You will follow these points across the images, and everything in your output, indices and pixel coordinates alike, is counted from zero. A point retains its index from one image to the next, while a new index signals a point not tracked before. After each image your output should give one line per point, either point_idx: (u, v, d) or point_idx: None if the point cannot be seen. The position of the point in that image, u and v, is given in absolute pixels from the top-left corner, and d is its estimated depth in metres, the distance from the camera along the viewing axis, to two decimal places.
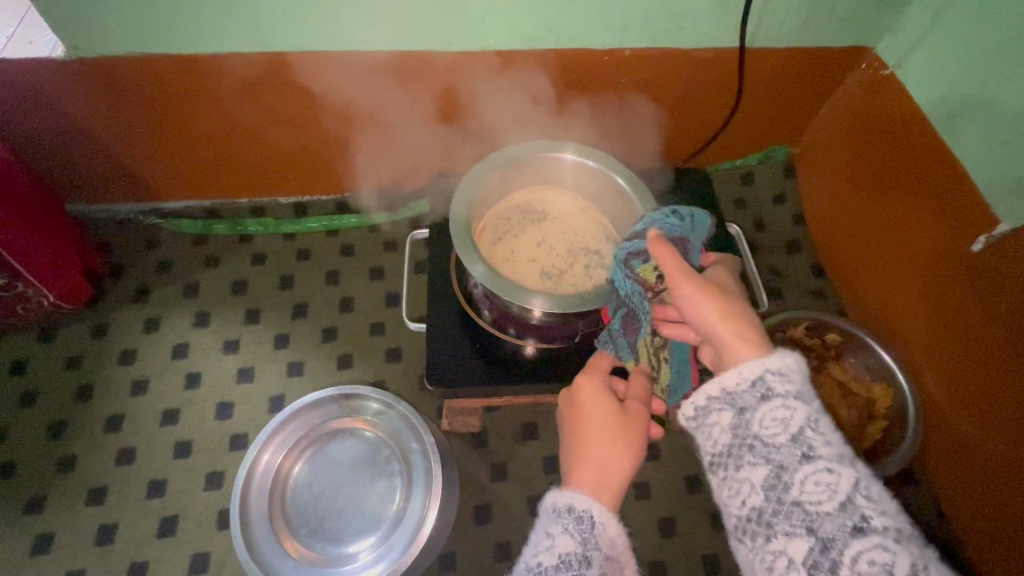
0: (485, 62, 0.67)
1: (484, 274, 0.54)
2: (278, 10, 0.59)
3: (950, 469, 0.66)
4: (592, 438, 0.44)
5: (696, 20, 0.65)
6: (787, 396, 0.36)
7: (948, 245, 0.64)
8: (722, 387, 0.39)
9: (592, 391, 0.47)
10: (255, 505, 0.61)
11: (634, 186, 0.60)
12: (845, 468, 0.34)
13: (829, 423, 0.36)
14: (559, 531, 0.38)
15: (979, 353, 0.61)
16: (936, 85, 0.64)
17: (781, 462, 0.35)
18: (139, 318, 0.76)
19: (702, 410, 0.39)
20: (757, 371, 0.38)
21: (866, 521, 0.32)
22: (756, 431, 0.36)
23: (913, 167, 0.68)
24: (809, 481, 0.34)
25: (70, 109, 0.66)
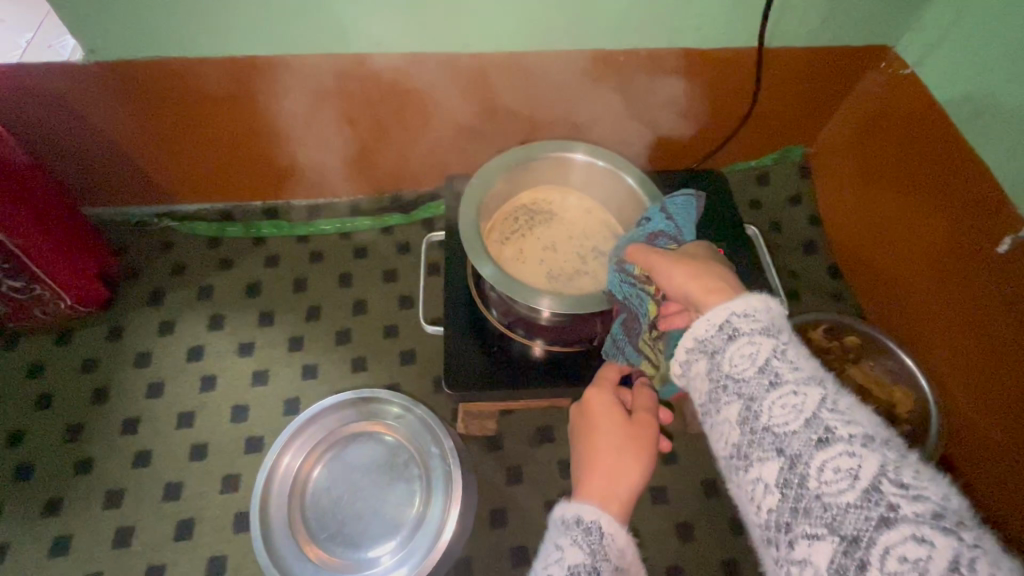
0: (498, 64, 0.67)
1: (495, 276, 0.53)
2: (294, 14, 0.59)
3: (976, 477, 0.65)
4: (603, 446, 0.41)
5: (714, 17, 0.63)
6: (753, 333, 0.34)
7: (974, 246, 0.63)
8: (693, 337, 0.36)
9: (601, 403, 0.44)
10: (275, 507, 0.63)
11: (645, 188, 0.60)
12: (811, 387, 0.31)
13: (798, 349, 0.33)
14: (568, 543, 0.35)
15: (1006, 354, 0.60)
16: (965, 80, 0.62)
17: (750, 394, 0.33)
18: (153, 320, 0.77)
19: (685, 363, 0.37)
20: (722, 316, 0.35)
21: (831, 432, 0.30)
22: (726, 369, 0.34)
23: (938, 166, 0.66)
24: (777, 405, 0.32)
25: (87, 112, 0.67)
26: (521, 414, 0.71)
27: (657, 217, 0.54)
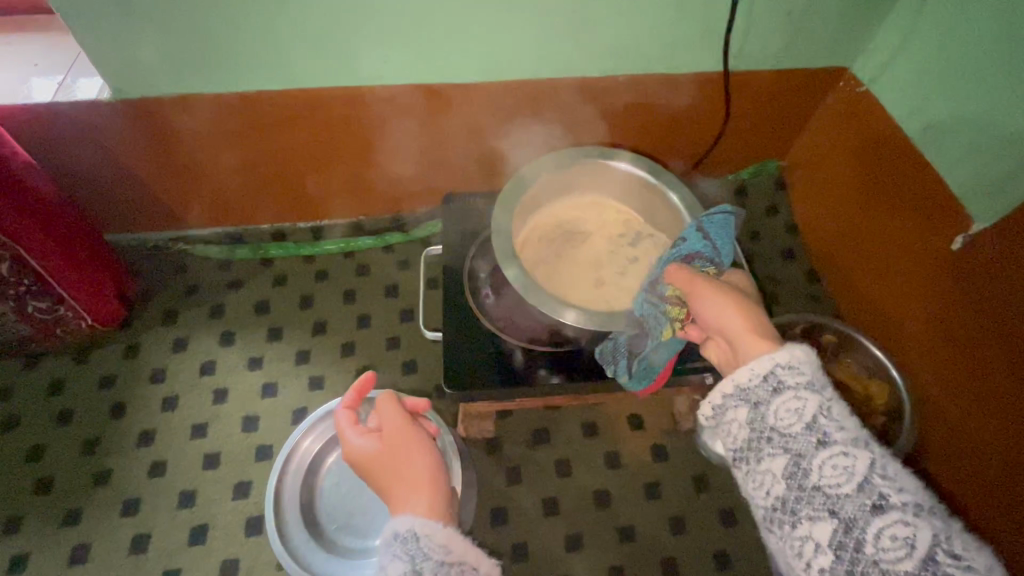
0: (487, 93, 0.73)
1: (520, 278, 0.56)
2: (302, 53, 0.65)
3: (950, 470, 0.68)
4: (404, 470, 0.44)
5: (683, 46, 0.70)
6: (799, 388, 0.38)
7: (930, 245, 0.68)
8: (735, 384, 0.41)
9: (361, 439, 0.46)
10: (289, 491, 0.66)
11: (687, 204, 0.62)
12: (860, 450, 0.36)
13: (842, 409, 0.38)
14: (387, 559, 0.39)
15: (967, 345, 0.64)
16: (914, 96, 0.69)
17: (799, 450, 0.37)
18: (168, 338, 0.81)
19: (720, 408, 0.42)
20: (767, 366, 0.40)
21: (884, 499, 0.34)
22: (772, 422, 0.38)
23: (896, 174, 0.72)
24: (828, 466, 0.36)
25: (111, 145, 0.72)
26: (518, 416, 0.75)
27: (694, 239, 0.55)
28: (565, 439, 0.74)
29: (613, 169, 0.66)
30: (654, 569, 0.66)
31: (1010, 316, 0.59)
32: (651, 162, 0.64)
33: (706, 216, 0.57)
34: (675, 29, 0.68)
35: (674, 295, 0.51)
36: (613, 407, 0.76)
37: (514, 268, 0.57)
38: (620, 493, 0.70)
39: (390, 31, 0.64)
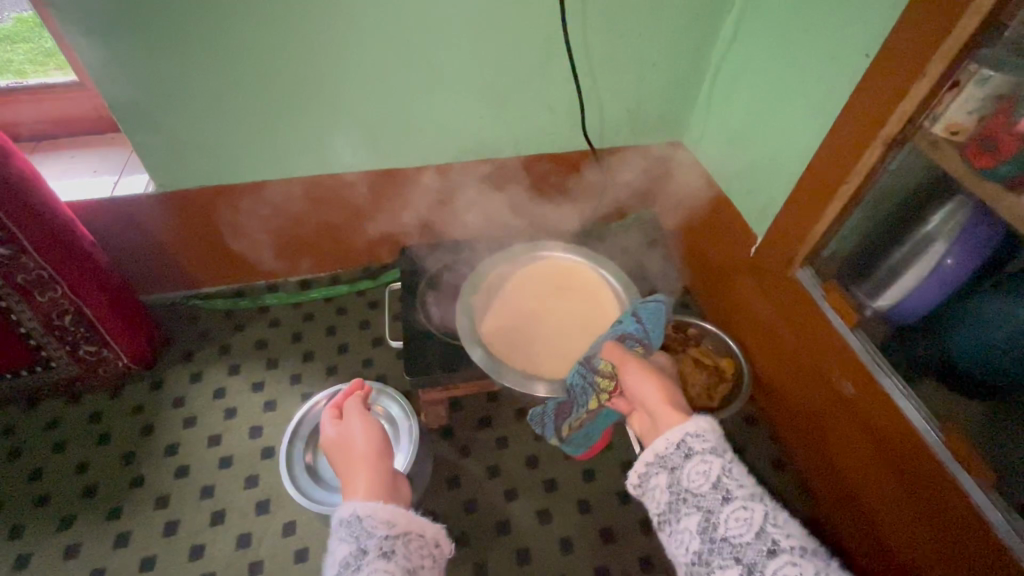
0: (427, 172, 1.04)
1: (481, 356, 0.87)
2: (295, 152, 0.95)
3: (790, 426, 0.90)
4: (357, 446, 0.73)
5: (559, 133, 1.03)
6: (705, 453, 0.61)
7: (738, 255, 0.97)
8: (655, 453, 0.65)
9: (334, 428, 0.77)
10: (298, 446, 0.91)
11: (624, 285, 0.95)
12: (754, 505, 0.57)
13: (739, 471, 0.60)
14: (339, 543, 0.58)
15: (770, 324, 0.90)
16: (711, 158, 1.02)
17: (709, 508, 0.59)
18: (186, 373, 1.03)
19: (646, 474, 0.65)
20: (680, 437, 0.64)
21: (774, 544, 0.54)
22: (686, 485, 0.61)
23: (716, 208, 1.02)
24: (733, 520, 0.57)
25: (150, 225, 0.98)
26: (466, 408, 0.98)
27: (630, 322, 0.83)
28: (502, 421, 0.97)
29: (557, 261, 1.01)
30: (573, 509, 0.88)
31: (778, 296, 0.86)
32: (588, 254, 0.99)
33: (643, 305, 0.85)
34: (550, 123, 1.01)
35: (607, 369, 0.79)
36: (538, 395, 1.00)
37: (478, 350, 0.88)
38: (545, 457, 0.93)
39: (355, 134, 0.95)
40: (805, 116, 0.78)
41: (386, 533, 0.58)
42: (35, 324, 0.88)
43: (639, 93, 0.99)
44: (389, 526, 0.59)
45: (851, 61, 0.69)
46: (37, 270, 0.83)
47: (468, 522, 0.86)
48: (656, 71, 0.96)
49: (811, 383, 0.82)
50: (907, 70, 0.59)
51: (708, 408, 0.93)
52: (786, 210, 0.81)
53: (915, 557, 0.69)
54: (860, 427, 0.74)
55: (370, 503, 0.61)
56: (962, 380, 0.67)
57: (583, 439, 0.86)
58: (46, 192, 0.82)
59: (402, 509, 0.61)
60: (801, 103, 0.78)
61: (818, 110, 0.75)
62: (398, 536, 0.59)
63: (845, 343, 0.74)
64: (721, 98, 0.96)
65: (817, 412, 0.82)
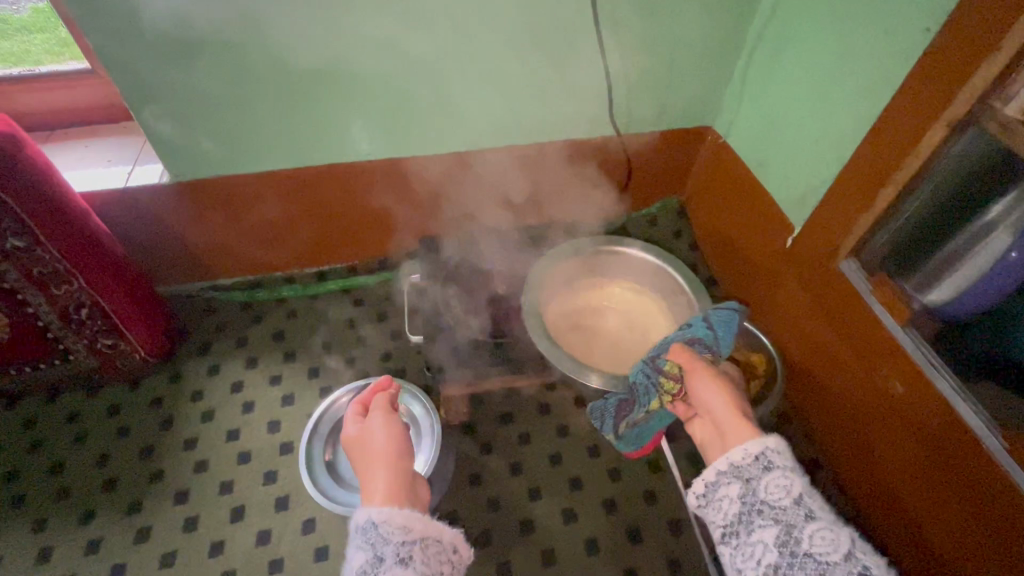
0: (445, 160, 1.00)
1: (546, 344, 0.84)
2: (309, 140, 0.92)
3: (826, 424, 0.86)
4: (375, 443, 0.70)
5: (583, 120, 0.99)
6: (786, 467, 0.55)
7: (775, 246, 0.92)
8: (729, 462, 0.59)
9: (354, 426, 0.74)
10: (317, 446, 0.89)
11: (691, 285, 0.91)
12: (841, 529, 0.51)
13: (819, 493, 0.54)
14: (356, 551, 0.55)
15: (808, 319, 0.86)
16: (745, 144, 0.97)
17: (788, 521, 0.52)
18: (204, 365, 1.01)
19: (712, 484, 0.59)
20: (760, 450, 0.58)
21: (866, 569, 0.48)
22: (762, 497, 0.55)
23: (749, 196, 0.97)
24: (817, 537, 0.50)
25: (164, 216, 0.96)
26: (487, 404, 0.95)
27: (698, 326, 0.79)
28: (524, 417, 0.94)
29: (624, 251, 0.97)
30: (598, 509, 0.85)
31: (819, 292, 0.82)
32: (655, 247, 0.95)
33: (715, 311, 0.81)
34: (574, 109, 0.96)
35: (673, 371, 0.74)
36: (561, 390, 0.97)
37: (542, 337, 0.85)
38: (569, 454, 0.90)
39: (372, 121, 0.92)
40: (852, 97, 0.73)
41: (403, 538, 0.56)
42: (53, 316, 0.87)
43: (669, 74, 0.93)
44: (404, 532, 0.57)
45: (908, 36, 0.63)
46: (52, 262, 0.81)
47: (491, 521, 0.84)
48: (686, 54, 0.91)
49: (854, 381, 0.78)
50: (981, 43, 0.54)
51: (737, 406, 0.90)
52: (832, 198, 0.76)
53: (969, 567, 0.65)
54: (910, 430, 0.70)
55: (383, 508, 0.59)
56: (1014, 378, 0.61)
57: (636, 438, 0.82)
58: (57, 182, 0.80)
59: (419, 515, 0.59)
60: (849, 83, 0.73)
61: (868, 91, 0.70)
62: (415, 542, 0.56)
63: (897, 342, 0.70)
64: (759, 79, 0.90)
65: (860, 413, 0.78)
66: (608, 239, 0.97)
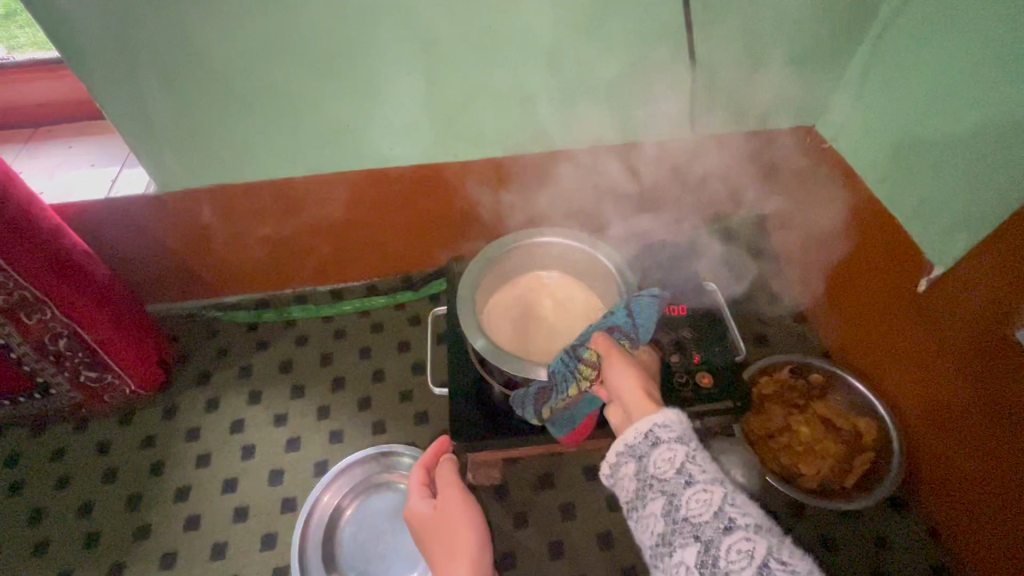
0: (481, 168, 0.83)
1: (486, 346, 0.65)
2: (320, 145, 0.77)
3: (954, 520, 0.68)
4: (449, 525, 0.57)
5: (654, 119, 0.79)
6: (671, 441, 0.45)
7: (900, 286, 0.72)
8: (623, 442, 0.48)
9: (418, 502, 0.62)
10: (312, 532, 0.75)
11: (619, 267, 0.71)
12: (716, 485, 0.42)
13: (706, 454, 0.45)
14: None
15: (943, 386, 0.67)
16: (864, 152, 0.76)
17: (671, 490, 0.44)
18: (201, 399, 0.89)
19: (615, 464, 0.49)
20: (646, 426, 0.47)
21: (732, 521, 0.41)
22: (652, 470, 0.46)
23: (864, 218, 0.77)
24: (692, 500, 0.43)
25: (156, 230, 0.83)
26: (523, 463, 0.80)
27: (620, 312, 0.61)
28: (567, 483, 0.78)
29: (540, 244, 0.75)
30: None
31: (973, 357, 0.62)
32: (577, 232, 0.74)
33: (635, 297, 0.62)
34: (646, 106, 0.77)
35: (591, 356, 0.58)
36: None
37: (482, 338, 0.66)
38: (622, 534, 0.74)
39: (394, 120, 0.75)
40: None
41: None
42: (26, 348, 0.75)
43: (768, 62, 0.73)
44: None
45: None
46: (19, 291, 0.69)
47: None
48: (798, 34, 0.70)
49: (1007, 479, 0.60)
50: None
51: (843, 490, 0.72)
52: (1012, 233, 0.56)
53: None
54: None
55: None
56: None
57: (568, 422, 0.63)
58: (24, 197, 0.67)
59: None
60: None
61: None
62: None
63: None
64: (893, 70, 0.69)
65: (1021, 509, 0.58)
66: (522, 233, 0.74)
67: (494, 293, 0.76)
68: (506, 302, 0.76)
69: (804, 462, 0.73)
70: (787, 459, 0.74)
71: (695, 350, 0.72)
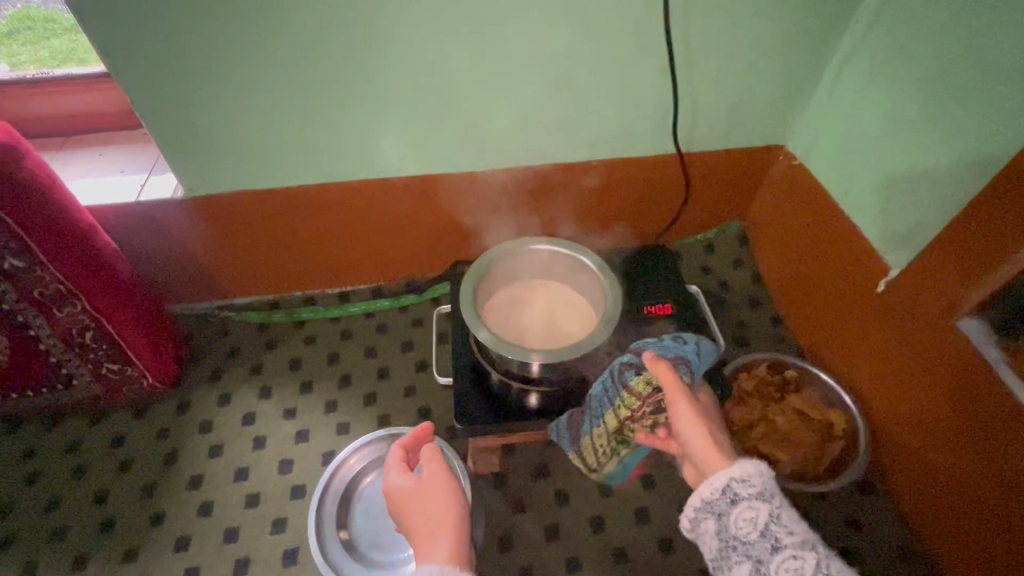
0: (483, 180, 0.90)
1: (490, 338, 0.70)
2: (335, 155, 0.84)
3: (920, 504, 0.73)
4: (431, 503, 0.57)
5: (641, 137, 0.87)
6: (752, 497, 0.49)
7: (861, 287, 0.79)
8: (701, 499, 0.52)
9: (395, 481, 0.60)
10: (329, 504, 0.79)
11: (603, 268, 0.75)
12: (806, 553, 0.46)
13: (790, 516, 0.49)
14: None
15: (902, 378, 0.73)
16: (826, 169, 0.84)
17: (758, 556, 0.48)
18: (214, 394, 0.93)
19: (694, 520, 0.52)
20: (725, 483, 0.51)
21: None
22: (734, 532, 0.49)
23: (830, 227, 0.84)
24: (783, 568, 0.46)
25: (178, 232, 0.89)
26: (520, 453, 0.85)
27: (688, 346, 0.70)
28: (561, 472, 0.83)
29: (532, 251, 0.79)
30: None
31: (924, 350, 0.69)
32: (564, 237, 0.78)
33: (697, 340, 0.72)
34: (633, 125, 0.85)
35: (640, 387, 0.67)
36: None
37: (485, 331, 0.71)
38: (613, 518, 0.79)
39: (405, 133, 0.82)
40: (984, 120, 0.60)
41: None
42: (55, 340, 0.80)
43: (745, 87, 0.81)
44: None
45: None
46: (54, 284, 0.75)
47: None
48: (766, 64, 0.79)
49: (962, 461, 0.66)
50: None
51: (815, 476, 0.77)
52: (949, 239, 0.63)
53: None
54: None
55: (443, 566, 0.49)
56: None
57: (620, 471, 0.74)
58: (62, 196, 0.73)
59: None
60: (984, 104, 0.60)
61: (1006, 115, 0.58)
62: None
63: None
64: (850, 95, 0.78)
65: (986, 506, 0.63)
66: (514, 240, 0.78)
67: (491, 294, 0.80)
68: (502, 302, 0.81)
69: (776, 449, 0.79)
70: (765, 448, 0.79)
71: None
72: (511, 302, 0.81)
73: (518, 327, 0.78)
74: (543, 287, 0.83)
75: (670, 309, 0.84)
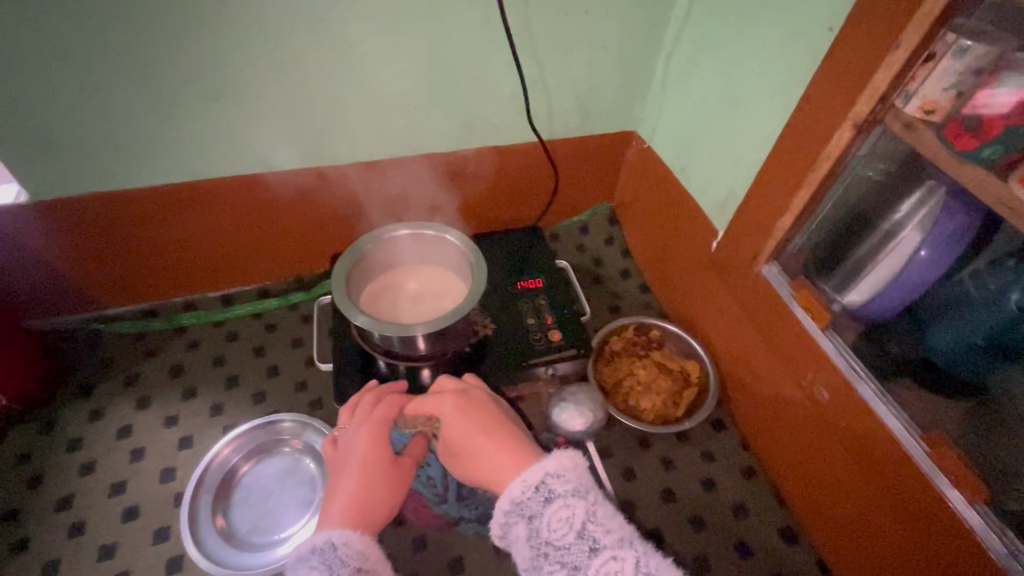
0: (358, 171, 0.93)
1: (368, 322, 0.71)
2: (198, 153, 0.83)
3: (751, 425, 0.86)
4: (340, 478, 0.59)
5: (505, 125, 0.94)
6: (566, 495, 0.51)
7: (700, 248, 0.90)
8: (513, 501, 0.53)
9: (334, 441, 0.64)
10: (203, 497, 0.80)
11: (466, 243, 0.81)
12: (624, 553, 0.47)
13: (605, 513, 0.50)
14: (308, 570, 0.49)
15: (731, 321, 0.84)
16: (666, 149, 0.95)
17: (576, 560, 0.48)
18: (84, 411, 0.88)
19: (506, 526, 0.53)
20: (539, 481, 0.52)
21: None
22: (548, 536, 0.49)
23: (673, 199, 0.95)
24: (602, 570, 0.46)
25: (27, 241, 0.83)
26: None
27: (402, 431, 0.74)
28: None
29: (398, 237, 0.83)
30: None
31: (742, 296, 0.80)
32: (427, 221, 0.83)
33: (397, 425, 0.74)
34: (495, 114, 0.92)
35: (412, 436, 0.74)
36: None
37: (363, 317, 0.72)
38: None
39: (271, 128, 0.83)
40: (765, 97, 0.72)
41: (360, 565, 0.51)
42: None
43: (590, 78, 0.90)
44: (362, 559, 0.51)
45: (813, 35, 0.63)
46: None
47: (416, 563, 0.76)
48: (604, 56, 0.88)
49: (775, 382, 0.77)
50: (885, 31, 0.53)
51: (675, 419, 0.87)
52: (751, 207, 0.74)
53: None
54: (845, 444, 0.68)
55: (342, 529, 0.53)
56: (998, 359, 0.59)
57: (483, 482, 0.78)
58: None
59: (380, 547, 0.53)
60: (764, 84, 0.72)
61: (779, 92, 0.69)
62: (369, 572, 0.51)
63: (819, 345, 0.69)
64: (677, 82, 0.89)
65: (791, 418, 0.76)
66: (379, 231, 0.81)
67: (365, 285, 0.83)
68: (377, 290, 0.84)
69: (641, 399, 0.88)
70: (631, 400, 0.89)
71: (548, 313, 0.88)
72: (387, 289, 0.84)
73: (398, 310, 0.82)
74: (417, 271, 0.87)
75: (541, 283, 0.92)
